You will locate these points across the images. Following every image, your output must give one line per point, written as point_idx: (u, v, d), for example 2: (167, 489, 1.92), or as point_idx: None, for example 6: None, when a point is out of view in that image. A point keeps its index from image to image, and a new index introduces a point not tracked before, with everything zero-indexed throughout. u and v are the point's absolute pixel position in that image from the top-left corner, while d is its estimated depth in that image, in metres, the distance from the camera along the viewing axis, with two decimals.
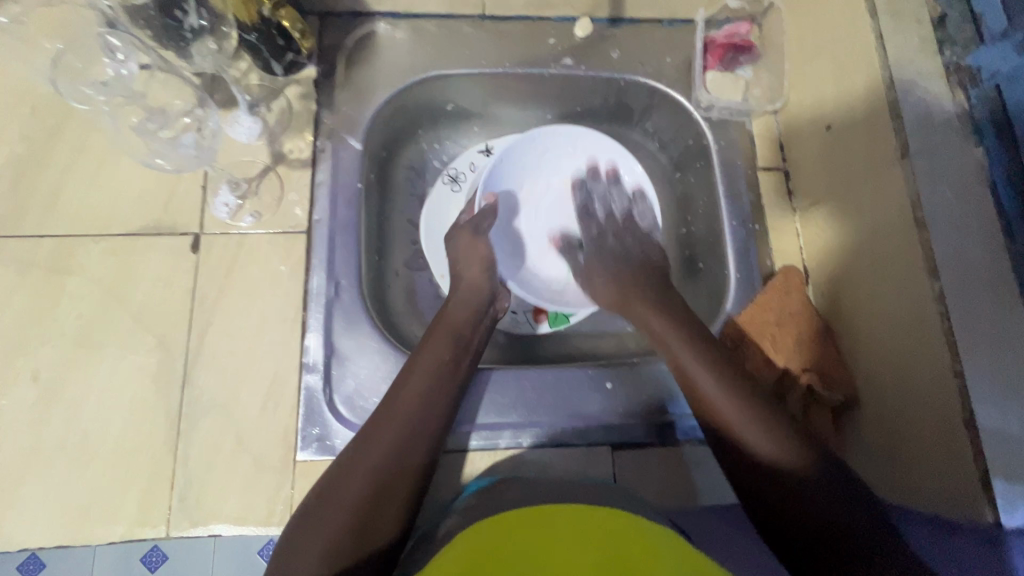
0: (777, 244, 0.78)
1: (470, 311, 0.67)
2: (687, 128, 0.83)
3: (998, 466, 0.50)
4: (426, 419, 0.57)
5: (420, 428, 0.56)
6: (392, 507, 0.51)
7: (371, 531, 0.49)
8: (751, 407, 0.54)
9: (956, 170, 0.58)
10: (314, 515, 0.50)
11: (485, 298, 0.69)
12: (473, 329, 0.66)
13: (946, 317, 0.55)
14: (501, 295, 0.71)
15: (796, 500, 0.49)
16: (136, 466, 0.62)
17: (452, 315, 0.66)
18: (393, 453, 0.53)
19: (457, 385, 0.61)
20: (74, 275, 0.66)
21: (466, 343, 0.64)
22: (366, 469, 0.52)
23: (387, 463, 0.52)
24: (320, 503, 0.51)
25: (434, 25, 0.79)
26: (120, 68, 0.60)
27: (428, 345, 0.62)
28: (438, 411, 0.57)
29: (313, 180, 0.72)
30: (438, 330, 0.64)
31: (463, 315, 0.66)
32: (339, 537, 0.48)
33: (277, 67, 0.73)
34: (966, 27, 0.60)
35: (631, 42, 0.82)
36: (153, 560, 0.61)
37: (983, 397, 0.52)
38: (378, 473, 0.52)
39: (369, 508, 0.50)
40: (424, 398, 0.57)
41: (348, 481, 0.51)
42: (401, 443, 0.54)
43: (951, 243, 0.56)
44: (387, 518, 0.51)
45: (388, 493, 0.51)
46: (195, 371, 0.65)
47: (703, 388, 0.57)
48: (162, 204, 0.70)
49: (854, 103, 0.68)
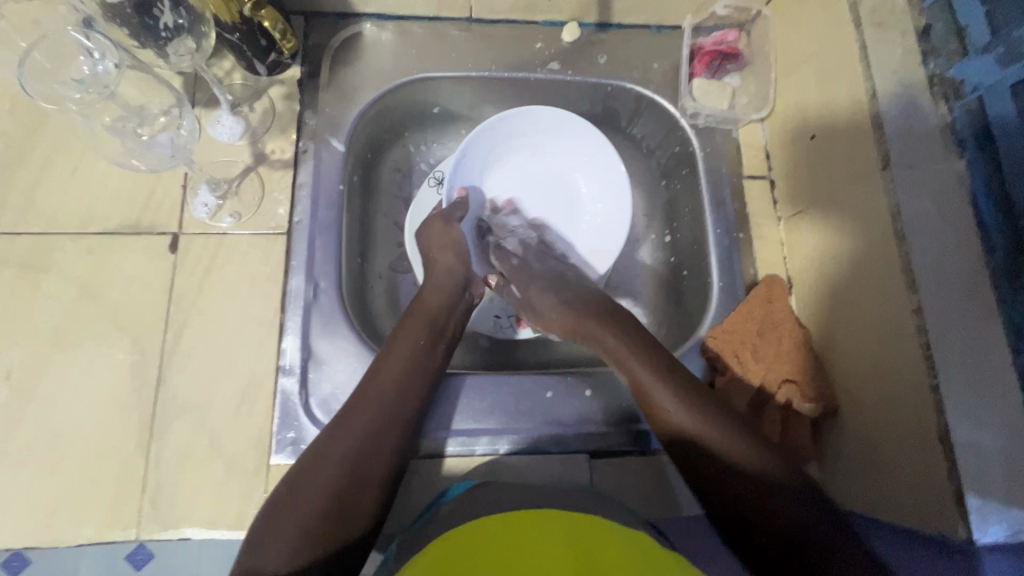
0: (761, 252, 0.78)
1: (445, 297, 0.66)
2: (674, 135, 0.82)
3: (972, 481, 0.50)
4: (401, 406, 0.56)
5: (393, 417, 0.55)
6: (366, 495, 0.51)
7: (344, 520, 0.48)
8: (714, 415, 0.53)
9: (936, 182, 0.58)
10: (282, 510, 0.48)
11: (462, 283, 0.67)
12: (449, 318, 0.65)
13: (923, 330, 0.55)
14: (477, 281, 0.69)
15: (762, 512, 0.48)
16: (107, 467, 0.61)
17: (428, 301, 0.65)
18: (367, 440, 0.52)
19: (432, 375, 0.61)
20: (50, 273, 0.66)
21: (442, 333, 0.64)
22: (341, 457, 0.51)
23: (360, 452, 0.52)
24: (287, 494, 0.49)
25: (421, 27, 0.79)
26: (95, 66, 0.58)
27: (403, 333, 0.62)
28: (411, 401, 0.57)
29: (294, 181, 0.72)
30: (413, 318, 0.64)
31: (439, 302, 0.65)
32: (311, 523, 0.47)
33: (260, 67, 0.73)
34: (952, 38, 0.61)
35: (619, 48, 0.81)
36: (139, 558, 0.60)
37: (959, 411, 0.52)
38: (353, 460, 0.51)
39: (342, 496, 0.49)
40: (399, 386, 0.57)
41: (321, 469, 0.50)
42: (374, 431, 0.53)
43: (930, 255, 0.56)
44: (360, 507, 0.50)
45: (362, 481, 0.51)
46: (170, 372, 0.65)
47: (662, 402, 0.55)
48: (141, 203, 0.69)
49: (837, 113, 0.68)
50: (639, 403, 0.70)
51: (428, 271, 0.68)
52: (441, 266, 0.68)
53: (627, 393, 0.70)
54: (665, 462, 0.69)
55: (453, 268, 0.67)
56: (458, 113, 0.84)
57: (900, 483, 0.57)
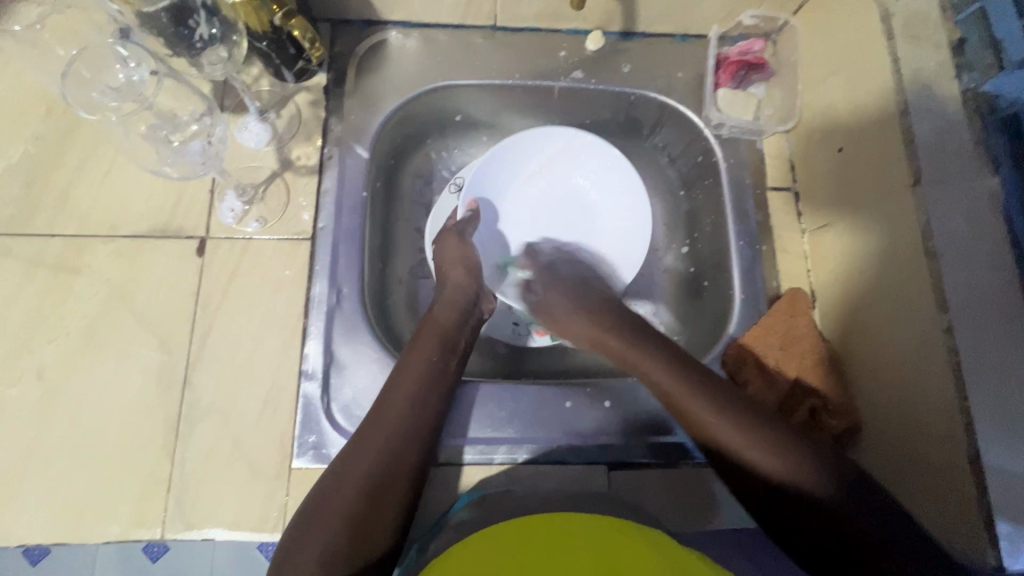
0: (784, 265, 0.77)
1: (456, 311, 0.67)
2: (697, 145, 0.82)
3: (1002, 507, 0.49)
4: (418, 421, 0.57)
5: (411, 429, 0.56)
6: (388, 509, 0.52)
7: (368, 534, 0.50)
8: (734, 415, 0.55)
9: (970, 199, 0.56)
10: (308, 523, 0.50)
11: (473, 297, 0.70)
12: (459, 330, 0.66)
13: (953, 352, 0.54)
14: (486, 296, 0.72)
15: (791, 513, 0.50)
16: (134, 466, 0.63)
17: (439, 317, 0.66)
18: (384, 456, 0.53)
19: (446, 387, 0.61)
20: (81, 275, 0.67)
21: (453, 345, 0.65)
22: (361, 473, 0.52)
23: (378, 469, 0.53)
24: (314, 510, 0.51)
25: (445, 34, 0.79)
26: (131, 75, 0.60)
27: (416, 349, 0.62)
28: (428, 414, 0.58)
29: (319, 188, 0.73)
30: (425, 333, 0.65)
31: (450, 316, 0.67)
32: (337, 543, 0.49)
33: (288, 73, 0.74)
34: (987, 53, 0.59)
35: (642, 57, 0.81)
36: (154, 551, 0.61)
37: (991, 435, 0.51)
38: (370, 477, 0.52)
39: (365, 512, 0.51)
40: (413, 400, 0.58)
41: (341, 487, 0.52)
42: (393, 447, 0.54)
43: (961, 275, 0.55)
44: (384, 523, 0.51)
45: (383, 495, 0.52)
46: (196, 374, 0.66)
47: (689, 408, 0.57)
48: (169, 207, 0.70)
49: (865, 127, 0.67)
50: (658, 416, 0.70)
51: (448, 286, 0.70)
52: (448, 281, 0.70)
53: (646, 404, 0.70)
54: (684, 476, 0.68)
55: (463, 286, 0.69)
56: (480, 120, 0.85)
57: (925, 502, 0.57)
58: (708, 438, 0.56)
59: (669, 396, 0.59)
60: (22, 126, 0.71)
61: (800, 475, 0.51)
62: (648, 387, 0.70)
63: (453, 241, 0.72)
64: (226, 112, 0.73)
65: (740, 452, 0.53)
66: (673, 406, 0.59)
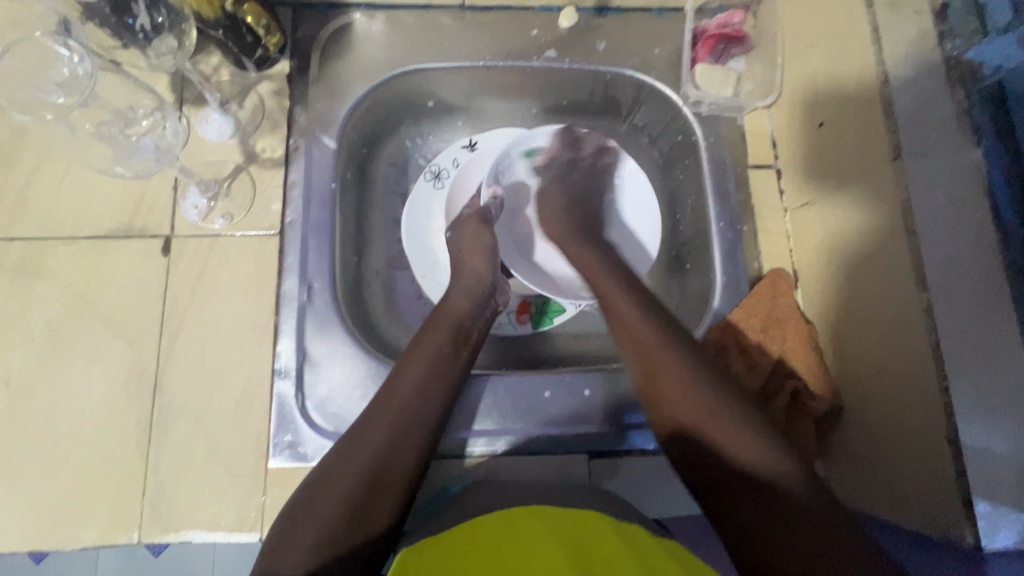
0: (767, 245, 0.75)
1: (470, 299, 0.66)
2: (676, 123, 0.79)
3: (980, 486, 0.48)
4: (427, 409, 0.55)
5: (418, 416, 0.54)
6: (388, 497, 0.50)
7: (365, 521, 0.48)
8: (722, 401, 0.51)
9: (950, 170, 0.54)
10: (305, 507, 0.48)
11: (488, 291, 0.68)
12: (473, 320, 0.65)
13: (933, 331, 0.53)
14: (501, 289, 0.70)
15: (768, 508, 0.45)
16: (108, 472, 0.62)
17: (454, 303, 0.65)
18: (388, 445, 0.51)
19: (454, 376, 0.59)
20: (43, 278, 0.66)
21: (467, 334, 0.63)
22: (365, 457, 0.50)
23: (385, 456, 0.51)
24: (312, 495, 0.48)
25: (412, 16, 0.76)
26: (76, 69, 0.56)
27: (430, 334, 0.61)
28: (440, 405, 0.56)
29: (286, 181, 0.70)
30: (439, 319, 0.63)
31: (463, 305, 0.65)
32: (330, 533, 0.46)
33: (248, 63, 0.71)
34: (972, 18, 0.56)
35: (618, 33, 0.78)
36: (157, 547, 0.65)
37: (969, 414, 0.50)
38: (378, 463, 0.50)
39: (366, 498, 0.49)
40: (421, 388, 0.56)
41: (343, 472, 0.49)
42: (399, 434, 0.52)
43: (942, 251, 0.53)
44: (382, 510, 0.49)
45: (386, 483, 0.50)
46: (167, 377, 0.65)
47: (666, 378, 0.54)
48: (132, 206, 0.68)
49: (847, 99, 0.65)
50: (639, 402, 0.69)
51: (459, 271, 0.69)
52: (466, 267, 0.69)
53: (625, 392, 0.69)
54: (667, 462, 0.68)
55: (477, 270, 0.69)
56: (453, 104, 0.82)
57: (908, 483, 0.56)
58: (682, 422, 0.52)
59: (657, 373, 0.54)
60: None
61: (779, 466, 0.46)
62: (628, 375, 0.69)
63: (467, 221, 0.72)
64: (185, 105, 0.71)
65: (717, 437, 0.49)
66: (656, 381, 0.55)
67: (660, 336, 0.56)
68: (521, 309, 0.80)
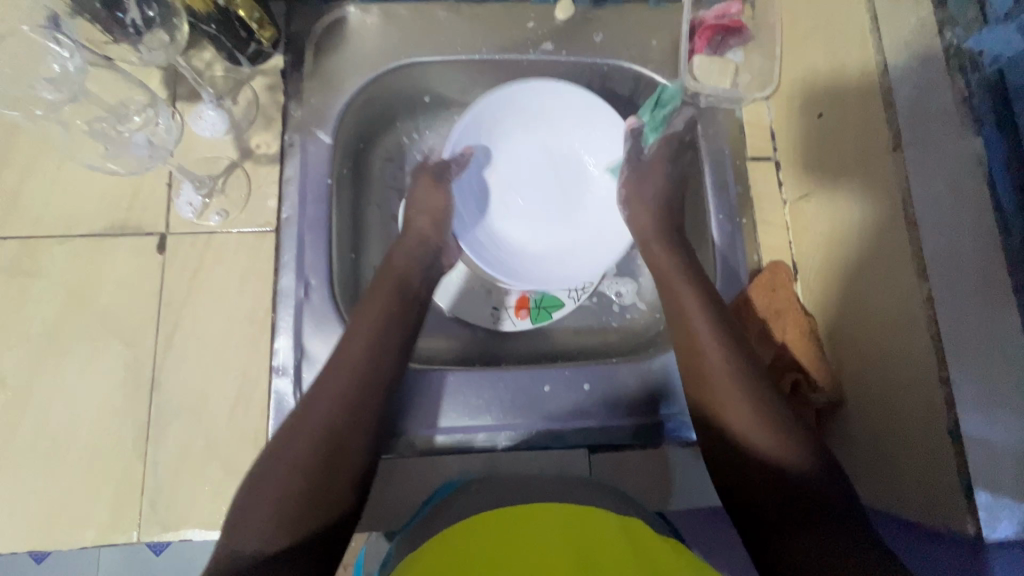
0: (766, 237, 0.75)
1: (413, 260, 0.67)
2: (674, 115, 0.79)
3: (980, 477, 0.48)
4: (379, 367, 0.56)
5: (369, 379, 0.55)
6: (348, 462, 0.51)
7: (329, 486, 0.49)
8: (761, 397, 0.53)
9: (953, 159, 0.52)
10: (264, 476, 0.48)
11: (433, 249, 0.70)
12: (417, 280, 0.66)
13: (933, 322, 0.53)
14: (449, 250, 0.72)
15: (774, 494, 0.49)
16: (106, 471, 0.62)
17: (394, 266, 0.66)
18: (341, 406, 0.52)
19: (402, 338, 0.60)
20: (38, 277, 0.65)
21: (412, 295, 0.64)
22: (318, 424, 0.51)
23: (340, 418, 0.52)
24: (267, 466, 0.48)
25: (406, 8, 0.75)
26: (66, 64, 0.55)
27: (371, 300, 0.61)
28: (389, 359, 0.57)
29: (281, 177, 0.70)
30: (381, 284, 0.64)
31: (405, 265, 0.66)
32: (291, 497, 0.47)
33: (241, 58, 0.71)
34: (972, 4, 0.53)
35: (615, 25, 0.78)
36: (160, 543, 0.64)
37: (970, 405, 0.49)
38: (332, 428, 0.51)
39: (325, 462, 0.49)
40: (369, 352, 0.56)
41: (301, 433, 0.50)
42: (352, 397, 0.53)
43: (942, 241, 0.53)
44: (346, 473, 0.50)
45: (345, 446, 0.51)
46: (164, 375, 0.64)
47: (711, 361, 0.57)
48: (126, 204, 0.68)
49: (844, 90, 0.65)
50: (639, 396, 0.68)
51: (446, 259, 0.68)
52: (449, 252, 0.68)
53: (624, 386, 0.69)
54: (667, 455, 0.68)
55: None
56: (450, 98, 0.81)
57: (899, 471, 0.57)
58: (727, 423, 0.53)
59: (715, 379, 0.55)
60: None
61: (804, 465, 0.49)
62: (628, 368, 0.69)
63: None
64: (179, 101, 0.70)
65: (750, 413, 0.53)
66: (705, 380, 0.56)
67: (717, 335, 0.58)
68: (518, 304, 0.79)
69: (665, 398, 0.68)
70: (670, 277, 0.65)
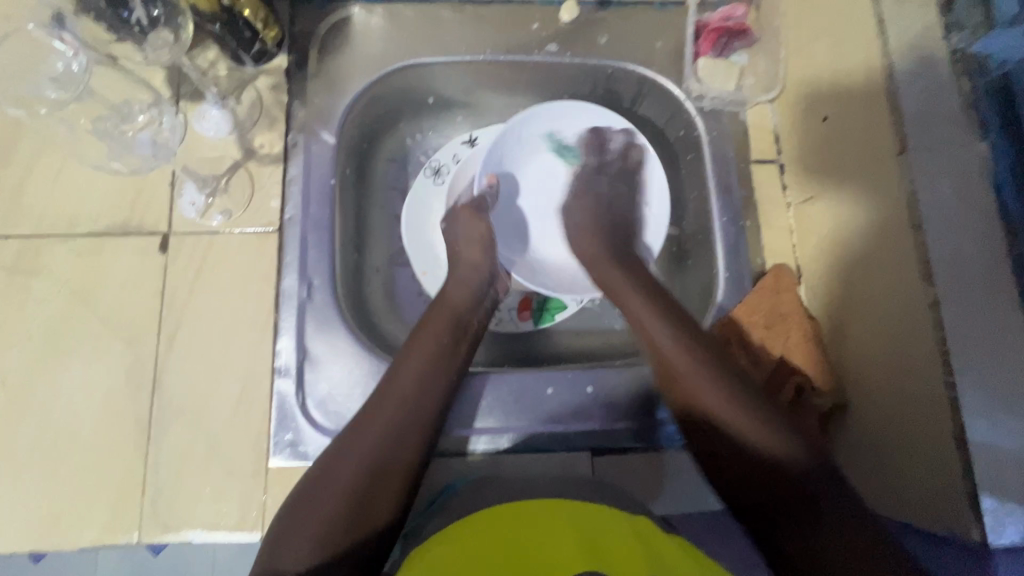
0: (770, 241, 0.75)
1: (471, 290, 0.66)
2: (679, 117, 0.79)
3: (986, 483, 0.48)
4: (429, 400, 0.55)
5: (421, 409, 0.54)
6: (390, 492, 0.50)
7: (366, 516, 0.48)
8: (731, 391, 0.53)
9: (956, 164, 0.54)
10: (309, 500, 0.48)
11: (485, 278, 0.68)
12: (472, 310, 0.64)
13: (939, 327, 0.52)
14: (501, 276, 0.69)
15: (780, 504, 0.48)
16: (107, 471, 0.61)
17: (451, 296, 0.65)
18: (391, 433, 0.51)
19: (456, 367, 0.59)
20: (40, 276, 0.65)
21: (467, 325, 0.63)
22: (364, 450, 0.50)
23: (384, 449, 0.50)
24: (311, 491, 0.49)
25: (411, 9, 0.75)
26: (71, 62, 0.55)
27: (428, 326, 0.60)
28: (440, 393, 0.56)
29: (284, 177, 0.70)
30: (437, 311, 0.63)
31: (463, 296, 0.65)
32: (335, 524, 0.47)
33: (246, 57, 0.71)
34: (978, 8, 0.55)
35: (620, 26, 0.78)
36: None
37: (976, 410, 0.49)
38: (375, 458, 0.50)
39: (365, 491, 0.48)
40: (423, 379, 0.55)
41: (344, 461, 0.50)
42: (398, 428, 0.52)
43: (948, 245, 0.53)
44: (385, 503, 0.49)
45: (387, 477, 0.50)
46: (166, 375, 0.64)
47: (686, 389, 0.55)
48: (128, 203, 0.67)
49: (849, 93, 0.64)
50: (641, 399, 0.68)
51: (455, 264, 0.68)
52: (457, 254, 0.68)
53: (628, 388, 0.69)
54: (671, 459, 0.67)
55: (467, 258, 0.68)
56: (454, 99, 0.81)
57: (908, 478, 0.56)
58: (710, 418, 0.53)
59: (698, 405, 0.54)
60: None
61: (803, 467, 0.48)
62: (630, 371, 0.69)
63: (466, 212, 0.71)
64: (182, 100, 0.70)
65: (740, 435, 0.51)
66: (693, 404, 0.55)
67: (665, 342, 0.58)
68: (522, 305, 0.80)
69: None
70: (641, 316, 0.61)
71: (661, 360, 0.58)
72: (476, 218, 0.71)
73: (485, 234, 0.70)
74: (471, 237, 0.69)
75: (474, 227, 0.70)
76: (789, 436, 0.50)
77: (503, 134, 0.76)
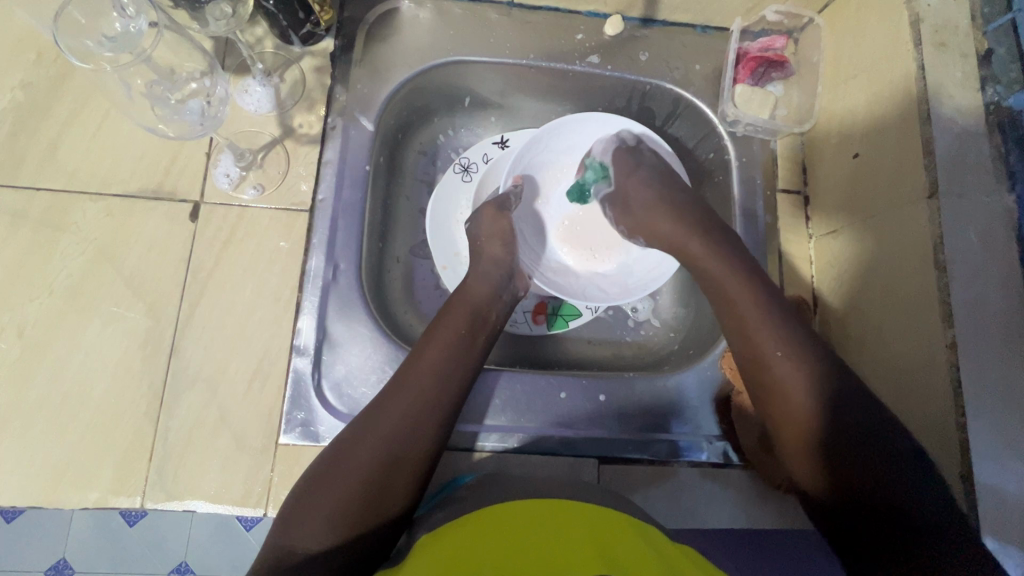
0: (788, 268, 0.76)
1: (491, 286, 0.65)
2: (709, 140, 0.80)
3: (990, 524, 0.50)
4: (444, 390, 0.55)
5: (437, 400, 0.54)
6: (400, 483, 0.50)
7: (380, 501, 0.49)
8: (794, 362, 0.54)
9: (985, 212, 0.56)
10: (317, 484, 0.49)
11: (507, 274, 0.67)
12: (492, 306, 0.64)
13: (955, 368, 0.53)
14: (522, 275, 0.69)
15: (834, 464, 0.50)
16: (116, 431, 0.61)
17: (471, 290, 0.64)
18: (407, 423, 0.51)
19: (473, 363, 0.59)
20: (67, 231, 0.65)
21: (486, 320, 0.62)
22: (378, 439, 0.50)
23: (399, 436, 0.51)
24: (324, 473, 0.49)
25: (460, 7, 0.76)
26: (129, 23, 0.55)
27: (447, 319, 0.60)
28: (458, 383, 0.56)
29: (320, 158, 0.70)
30: (456, 306, 0.62)
31: (484, 290, 0.64)
32: (346, 511, 0.47)
33: (294, 37, 0.71)
34: (1014, 66, 0.59)
35: (660, 45, 0.79)
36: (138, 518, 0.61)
37: (986, 454, 0.51)
38: (390, 445, 0.50)
39: (379, 476, 0.49)
40: (441, 370, 0.55)
41: (358, 446, 0.50)
42: (414, 417, 0.52)
43: (970, 289, 0.54)
44: (397, 491, 0.50)
45: (400, 464, 0.50)
46: (184, 342, 0.64)
47: (763, 352, 0.55)
48: (163, 168, 0.68)
49: (881, 130, 0.66)
50: (653, 412, 0.69)
51: (477, 260, 0.67)
52: (486, 254, 0.67)
53: (639, 400, 0.69)
54: (675, 474, 0.68)
55: (499, 260, 0.67)
56: (490, 99, 0.82)
57: None
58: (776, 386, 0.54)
59: (759, 371, 0.55)
60: (10, 72, 0.67)
61: (849, 446, 0.50)
62: (644, 383, 0.69)
63: (493, 211, 0.70)
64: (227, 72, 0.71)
65: (793, 404, 0.53)
66: (759, 372, 0.56)
67: (744, 307, 0.57)
68: (537, 309, 0.80)
69: (680, 415, 0.69)
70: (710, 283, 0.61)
71: (727, 318, 0.58)
72: (500, 216, 0.69)
73: (511, 233, 0.69)
74: (501, 235, 0.68)
75: (500, 224, 0.69)
76: (840, 415, 0.51)
77: (536, 139, 0.74)
